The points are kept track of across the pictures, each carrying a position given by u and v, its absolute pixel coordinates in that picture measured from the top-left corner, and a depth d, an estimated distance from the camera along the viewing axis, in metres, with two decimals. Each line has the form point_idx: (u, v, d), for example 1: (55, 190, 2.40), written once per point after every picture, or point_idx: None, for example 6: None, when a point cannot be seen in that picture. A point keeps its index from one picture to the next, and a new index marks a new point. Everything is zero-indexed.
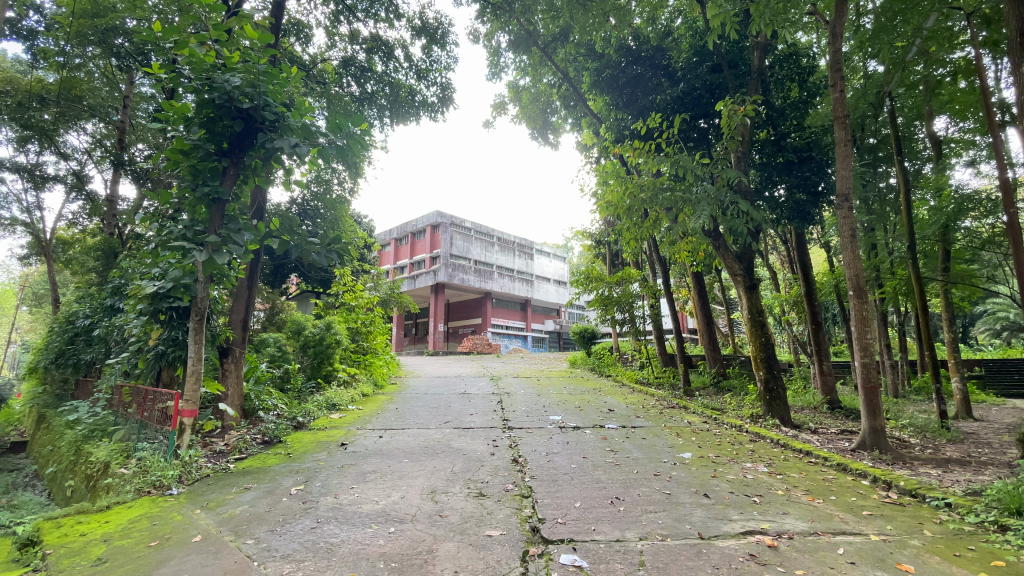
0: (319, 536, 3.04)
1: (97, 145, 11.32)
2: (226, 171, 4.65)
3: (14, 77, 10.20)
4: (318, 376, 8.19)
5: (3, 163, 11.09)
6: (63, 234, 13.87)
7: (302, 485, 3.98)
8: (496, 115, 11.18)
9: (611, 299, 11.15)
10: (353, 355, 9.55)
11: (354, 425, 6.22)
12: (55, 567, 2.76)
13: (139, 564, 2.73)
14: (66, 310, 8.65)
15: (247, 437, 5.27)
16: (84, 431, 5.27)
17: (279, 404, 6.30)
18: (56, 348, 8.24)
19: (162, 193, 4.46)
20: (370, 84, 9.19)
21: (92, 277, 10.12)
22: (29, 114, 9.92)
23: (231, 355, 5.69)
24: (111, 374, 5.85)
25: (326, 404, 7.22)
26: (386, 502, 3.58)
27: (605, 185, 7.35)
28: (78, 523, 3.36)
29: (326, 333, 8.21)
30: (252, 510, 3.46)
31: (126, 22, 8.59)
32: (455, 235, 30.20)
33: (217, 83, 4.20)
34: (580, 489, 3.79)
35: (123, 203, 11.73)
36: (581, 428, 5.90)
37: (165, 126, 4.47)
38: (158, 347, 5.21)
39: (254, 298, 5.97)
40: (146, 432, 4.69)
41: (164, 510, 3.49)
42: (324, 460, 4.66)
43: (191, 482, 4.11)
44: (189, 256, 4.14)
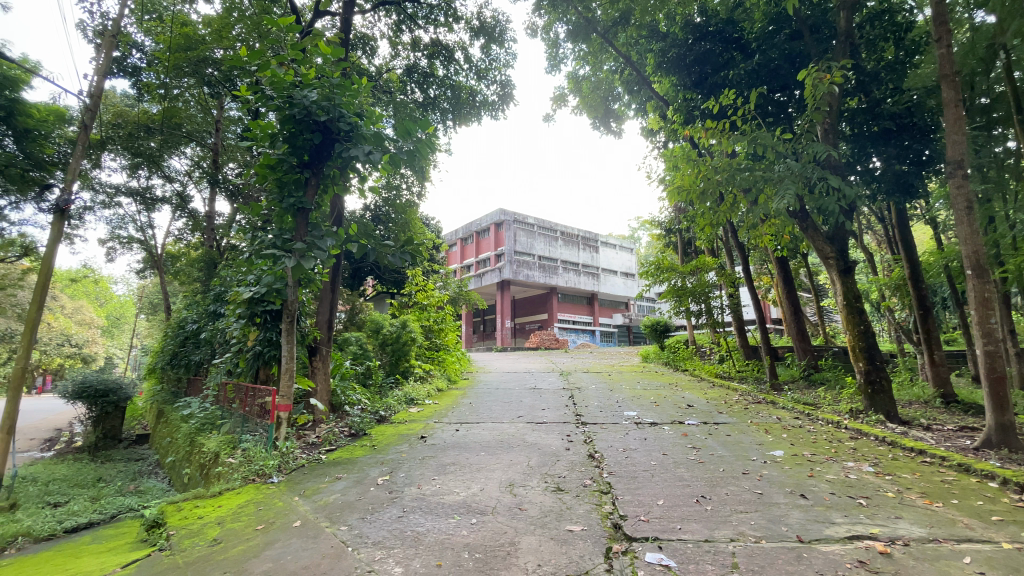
0: (405, 525, 3.16)
1: (195, 167, 12.51)
2: (308, 182, 4.95)
3: (124, 110, 11.45)
4: (395, 372, 8.57)
5: (120, 189, 12.54)
6: (170, 249, 15.49)
7: (387, 475, 4.16)
8: (556, 107, 11.09)
9: (685, 289, 10.69)
10: (426, 352, 9.90)
11: (431, 418, 6.43)
12: (179, 546, 3.09)
13: (248, 546, 2.98)
14: (177, 317, 9.67)
15: (336, 431, 5.60)
16: (197, 425, 5.87)
17: (362, 399, 6.66)
18: (170, 350, 9.21)
19: (254, 206, 4.84)
20: (432, 89, 9.42)
21: (196, 286, 11.22)
22: (138, 143, 11.15)
23: (318, 353, 6.05)
24: (217, 373, 6.44)
25: (404, 399, 7.54)
26: (467, 493, 3.66)
27: (674, 171, 7.03)
28: (196, 507, 3.74)
29: (402, 330, 8.54)
30: (343, 498, 3.68)
31: (215, 52, 9.45)
32: (519, 232, 30.43)
33: (296, 100, 4.48)
34: (663, 486, 3.66)
35: (220, 220, 12.92)
36: (659, 424, 5.70)
37: (253, 144, 4.83)
38: (256, 348, 5.66)
39: (337, 299, 6.34)
40: (249, 425, 5.13)
41: (267, 497, 3.79)
42: (406, 452, 4.85)
43: (289, 471, 4.44)
44: (280, 263, 4.48)
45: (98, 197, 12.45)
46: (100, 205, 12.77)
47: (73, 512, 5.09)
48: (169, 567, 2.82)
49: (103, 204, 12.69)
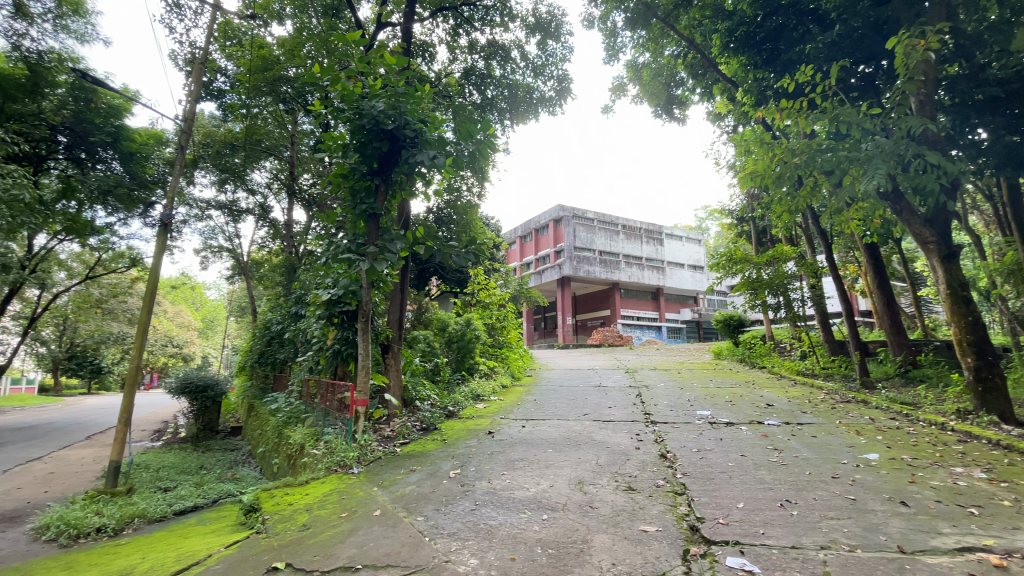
0: (478, 518, 3.23)
1: (274, 180, 13.47)
2: (378, 189, 5.18)
3: (212, 131, 12.54)
4: (461, 369, 8.78)
5: (211, 204, 13.76)
6: (255, 256, 16.77)
7: (459, 469, 4.28)
8: (615, 98, 10.84)
9: (760, 282, 10.10)
10: (490, 350, 10.06)
11: (497, 414, 6.54)
12: (273, 530, 3.35)
13: (335, 532, 3.17)
14: (263, 319, 10.49)
15: (409, 425, 5.84)
16: (284, 418, 6.34)
17: (432, 395, 6.90)
18: (258, 350, 10.00)
19: (330, 214, 5.17)
20: (490, 89, 9.53)
21: (279, 290, 12.10)
22: (225, 160, 12.18)
23: (390, 351, 6.34)
24: (301, 371, 6.92)
25: (471, 395, 7.71)
26: (536, 489, 3.69)
27: (745, 157, 6.66)
28: (287, 494, 4.05)
29: (466, 328, 8.74)
30: (419, 489, 3.83)
31: (288, 71, 10.12)
32: (578, 228, 30.12)
33: (366, 110, 4.72)
34: (742, 489, 3.49)
35: (297, 227, 13.82)
36: (736, 424, 5.44)
37: (328, 155, 5.13)
38: (334, 346, 6.02)
39: (406, 299, 6.61)
40: (330, 418, 5.46)
41: (349, 487, 4.03)
42: (475, 447, 4.97)
43: (367, 463, 4.69)
44: (356, 266, 4.77)
45: (193, 212, 13.72)
46: (194, 218, 14.07)
47: (181, 496, 5.65)
48: (266, 549, 3.07)
49: (197, 218, 13.96)
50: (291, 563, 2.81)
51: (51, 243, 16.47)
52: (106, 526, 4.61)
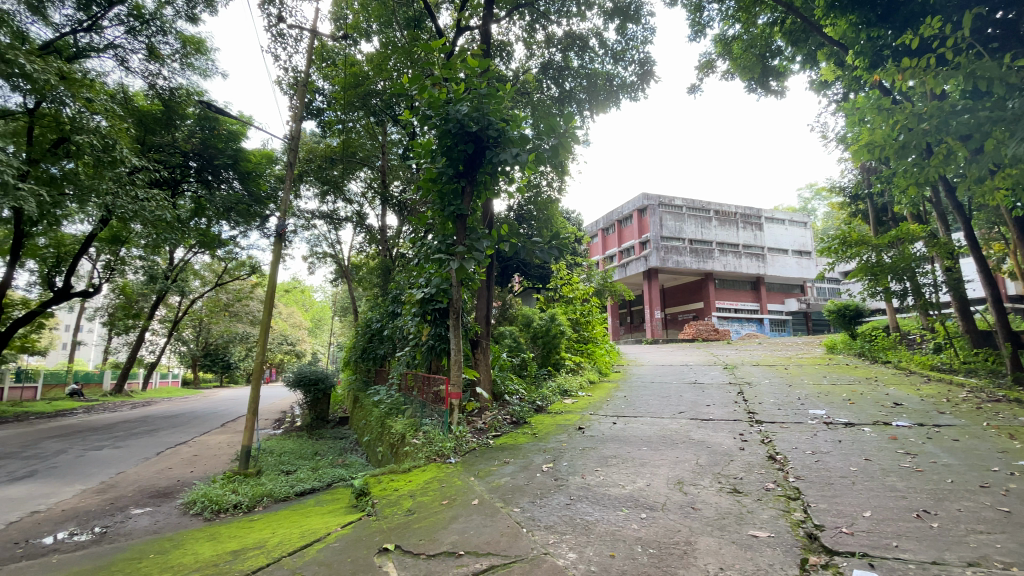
0: (574, 512, 3.23)
1: (369, 188, 14.42)
2: (464, 190, 5.34)
3: (314, 147, 13.71)
4: (548, 364, 8.82)
5: (315, 214, 15.07)
6: (354, 260, 18.08)
7: (552, 463, 4.30)
8: (702, 76, 10.22)
9: (881, 266, 9.01)
10: (575, 345, 9.99)
11: (586, 410, 6.48)
12: (382, 513, 3.61)
13: (437, 518, 3.34)
14: (364, 318, 11.29)
15: (500, 418, 5.98)
16: (386, 409, 6.79)
17: (520, 389, 7.00)
18: (361, 346, 10.80)
19: (422, 217, 5.45)
20: (568, 82, 9.44)
21: (376, 290, 12.96)
22: (326, 173, 13.26)
23: (480, 346, 6.53)
24: (399, 365, 7.37)
25: (559, 390, 7.72)
26: (633, 487, 3.60)
27: (858, 127, 5.97)
28: (392, 480, 4.34)
29: (551, 324, 8.74)
30: (513, 481, 3.92)
31: (377, 85, 10.76)
32: (664, 216, 28.91)
33: (451, 115, 4.89)
34: (868, 496, 3.15)
35: (390, 232, 14.69)
36: (857, 425, 4.90)
37: (417, 161, 5.39)
38: (429, 342, 6.34)
39: (492, 296, 6.80)
40: (427, 410, 5.77)
41: (448, 475, 4.22)
42: (566, 442, 4.96)
43: (463, 453, 4.88)
44: (446, 266, 4.99)
45: (300, 222, 15.10)
46: (301, 228, 15.49)
47: (301, 478, 6.27)
48: (377, 530, 3.31)
49: (304, 227, 15.37)
50: (399, 545, 3.01)
51: (188, 256, 19.04)
52: (241, 503, 5.25)
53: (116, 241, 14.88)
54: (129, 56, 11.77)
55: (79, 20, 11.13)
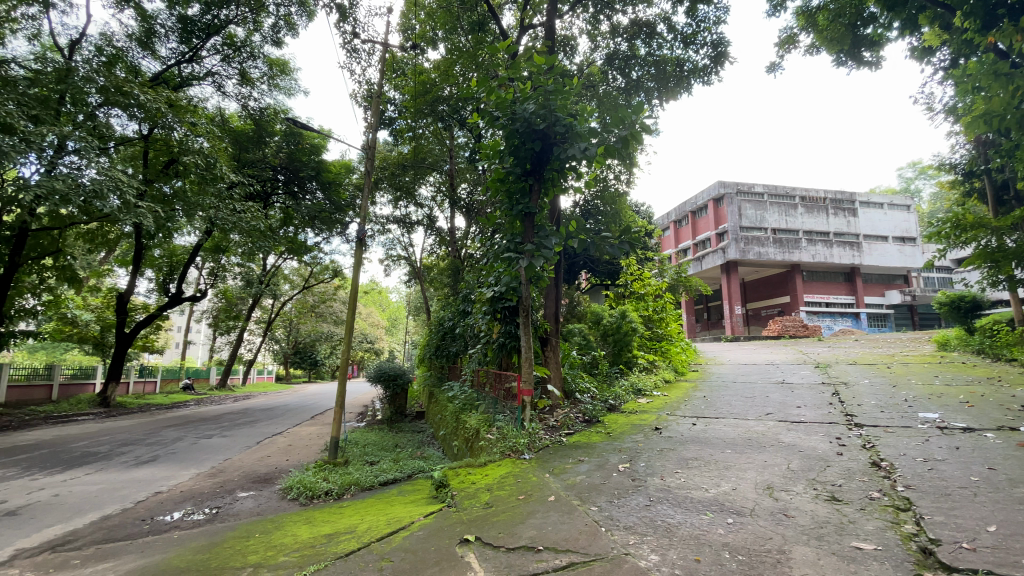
0: (655, 514, 3.14)
1: (438, 192, 14.89)
2: (532, 188, 5.37)
3: (387, 155, 14.38)
4: (619, 362, 8.62)
5: (390, 218, 15.80)
6: (426, 261, 18.75)
7: (628, 463, 4.21)
8: (783, 53, 9.52)
9: (1003, 251, 7.92)
10: (648, 343, 9.70)
11: (663, 410, 6.27)
12: (461, 505, 3.72)
13: (515, 513, 3.39)
14: (437, 317, 11.68)
15: (573, 416, 5.95)
16: (460, 405, 6.98)
17: (592, 387, 6.90)
18: (435, 344, 11.18)
19: (490, 217, 5.53)
20: (635, 71, 9.18)
21: (447, 290, 13.35)
22: (399, 179, 13.88)
23: (549, 344, 6.54)
24: (472, 362, 7.55)
25: (632, 389, 7.54)
26: (717, 491, 3.44)
27: (974, 94, 5.28)
28: (469, 473, 4.45)
29: (622, 320, 8.54)
30: (589, 479, 3.88)
31: (444, 90, 11.09)
32: (742, 205, 27.28)
33: (518, 114, 4.91)
34: (995, 510, 2.78)
35: (460, 233, 15.06)
36: (978, 431, 4.35)
37: (486, 162, 5.48)
38: (499, 339, 6.43)
39: (561, 294, 6.79)
40: (500, 406, 5.87)
41: (523, 471, 4.27)
42: (642, 442, 4.83)
43: (537, 450, 4.91)
44: (515, 264, 5.03)
45: (376, 227, 15.90)
46: (377, 233, 16.30)
47: (384, 469, 6.61)
48: (457, 521, 3.42)
49: (380, 232, 16.16)
50: (479, 536, 3.09)
51: (278, 262, 20.69)
52: (332, 490, 5.63)
53: (218, 250, 16.47)
54: (225, 81, 13.00)
55: (182, 52, 12.41)
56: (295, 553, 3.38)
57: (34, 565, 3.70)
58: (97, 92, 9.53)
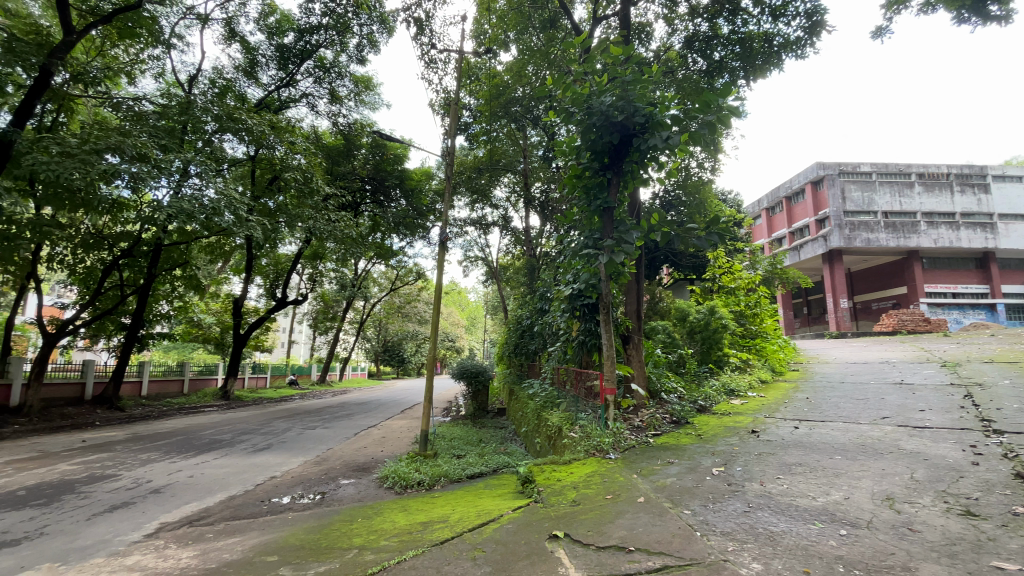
0: (755, 521, 2.96)
1: (513, 192, 15.10)
2: (610, 182, 5.25)
3: (464, 159, 14.85)
4: (708, 361, 8.20)
5: (467, 221, 16.28)
6: (503, 261, 19.07)
7: (722, 467, 4.00)
8: (891, 14, 8.50)
9: None
10: (740, 340, 9.13)
11: (758, 412, 5.88)
12: (548, 501, 3.75)
13: (603, 512, 3.36)
14: (515, 315, 11.84)
15: (659, 417, 5.75)
16: (542, 402, 7.04)
17: (679, 387, 6.65)
18: (514, 342, 11.34)
19: (567, 214, 5.50)
20: (717, 51, 8.68)
21: (524, 289, 13.47)
22: (476, 182, 14.29)
23: (631, 342, 6.40)
24: (552, 360, 7.58)
25: (723, 389, 7.14)
26: (826, 500, 3.17)
27: None
28: (555, 471, 4.47)
29: (711, 317, 8.15)
30: (681, 482, 3.75)
31: (518, 91, 11.22)
32: (845, 187, 24.76)
33: (595, 108, 4.83)
34: None
35: (535, 231, 15.17)
36: None
37: (563, 158, 5.47)
38: (580, 337, 6.40)
39: (642, 290, 6.65)
40: (581, 405, 5.85)
41: (610, 471, 4.21)
42: (737, 445, 4.57)
43: (623, 450, 4.82)
44: (595, 260, 4.96)
45: (455, 230, 16.45)
46: (456, 235, 16.87)
47: (470, 462, 6.84)
48: (545, 517, 3.46)
49: (459, 234, 16.70)
50: (568, 533, 3.10)
51: (368, 266, 22.11)
52: (424, 481, 5.92)
53: (315, 257, 17.95)
54: (317, 100, 14.11)
55: (280, 78, 13.64)
56: (395, 538, 3.60)
57: (177, 536, 4.26)
58: (212, 120, 10.73)
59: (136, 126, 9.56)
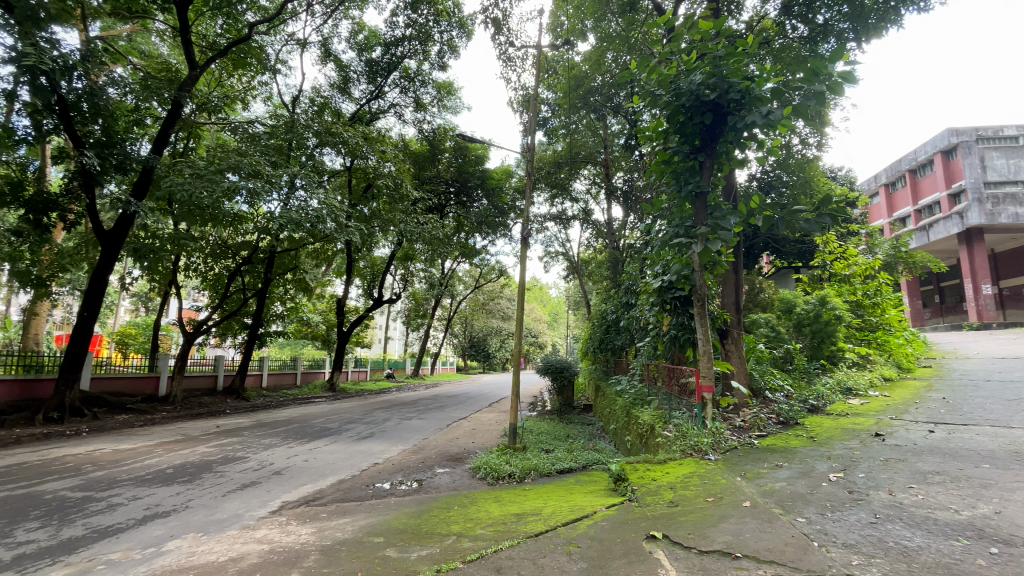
0: (883, 533, 2.64)
1: (594, 184, 14.83)
2: (703, 165, 4.95)
3: (542, 155, 14.86)
4: (819, 357, 7.47)
5: (548, 216, 16.26)
6: (585, 255, 18.82)
7: (841, 473, 3.61)
8: None
9: None
10: (858, 333, 8.21)
11: (884, 414, 5.25)
12: (644, 501, 3.63)
13: (705, 515, 3.18)
14: (599, 310, 11.63)
15: (764, 417, 5.34)
16: (632, 400, 6.85)
17: (786, 386, 6.13)
18: (599, 337, 11.13)
19: (656, 202, 5.27)
20: (822, 14, 7.85)
21: (608, 282, 13.19)
22: (556, 177, 14.27)
23: (730, 336, 6.04)
24: (641, 355, 7.35)
25: (838, 388, 6.47)
26: (973, 514, 2.74)
27: None
28: (649, 470, 4.32)
29: (822, 308, 7.42)
30: (792, 488, 3.45)
31: (598, 80, 10.98)
32: (986, 154, 21.31)
33: (684, 88, 4.59)
34: None
35: (618, 223, 14.78)
36: None
37: (649, 144, 5.25)
38: (671, 332, 6.13)
39: (741, 281, 6.26)
40: (675, 403, 5.59)
41: (710, 472, 3.98)
42: (858, 450, 4.10)
43: (723, 451, 4.54)
44: (688, 249, 4.71)
45: (536, 226, 16.52)
46: (537, 231, 16.93)
47: (560, 458, 6.84)
48: (641, 516, 3.35)
49: (540, 230, 16.74)
50: (667, 535, 2.98)
51: (453, 266, 22.94)
52: (514, 473, 6.03)
53: (405, 258, 18.95)
54: (404, 109, 14.87)
55: (370, 91, 14.54)
56: (490, 528, 3.69)
57: (296, 514, 4.72)
58: (313, 136, 11.73)
59: (251, 147, 10.70)
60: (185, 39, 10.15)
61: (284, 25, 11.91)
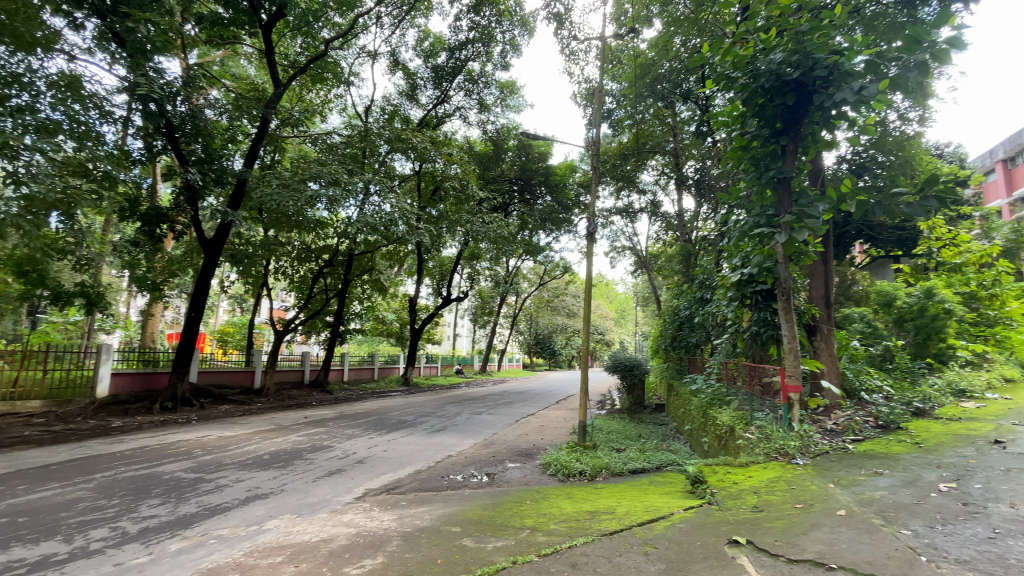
0: (1006, 551, 2.35)
1: (663, 175, 14.33)
2: (786, 149, 4.64)
3: (607, 148, 14.59)
4: (925, 355, 6.74)
5: (614, 210, 15.93)
6: (654, 250, 18.24)
7: (954, 483, 3.25)
8: None
9: None
10: (973, 329, 7.30)
11: (1008, 419, 4.63)
12: (724, 505, 3.47)
13: (793, 522, 2.99)
14: (670, 305, 11.25)
15: (860, 419, 4.91)
16: (708, 399, 6.56)
17: (886, 386, 5.59)
18: (671, 334, 10.76)
19: (733, 191, 5.01)
20: None
21: (679, 277, 12.70)
22: (621, 169, 13.97)
23: (819, 333, 5.65)
24: (718, 353, 7.01)
25: (949, 389, 5.80)
26: None
27: None
28: (729, 473, 4.13)
29: (927, 301, 6.69)
30: (895, 497, 3.15)
31: (665, 67, 10.59)
32: None
33: (763, 68, 4.31)
34: None
35: (689, 214, 14.18)
36: None
37: (724, 130, 4.99)
38: (752, 328, 5.80)
39: (830, 274, 5.84)
40: (757, 404, 5.29)
41: (798, 478, 3.73)
42: (975, 459, 3.66)
43: (813, 455, 4.23)
44: (770, 239, 4.44)
45: (602, 221, 16.25)
46: (603, 226, 16.65)
47: (632, 457, 6.70)
48: (722, 520, 3.22)
49: (606, 225, 16.44)
50: (751, 540, 2.84)
51: (519, 264, 23.12)
52: (586, 471, 6.00)
53: (472, 258, 19.36)
54: (469, 111, 15.18)
55: (437, 96, 14.98)
56: (563, 524, 3.70)
57: (377, 501, 5.00)
58: (385, 142, 12.32)
59: (329, 156, 11.43)
60: (271, 60, 11.02)
61: (357, 38, 12.57)
